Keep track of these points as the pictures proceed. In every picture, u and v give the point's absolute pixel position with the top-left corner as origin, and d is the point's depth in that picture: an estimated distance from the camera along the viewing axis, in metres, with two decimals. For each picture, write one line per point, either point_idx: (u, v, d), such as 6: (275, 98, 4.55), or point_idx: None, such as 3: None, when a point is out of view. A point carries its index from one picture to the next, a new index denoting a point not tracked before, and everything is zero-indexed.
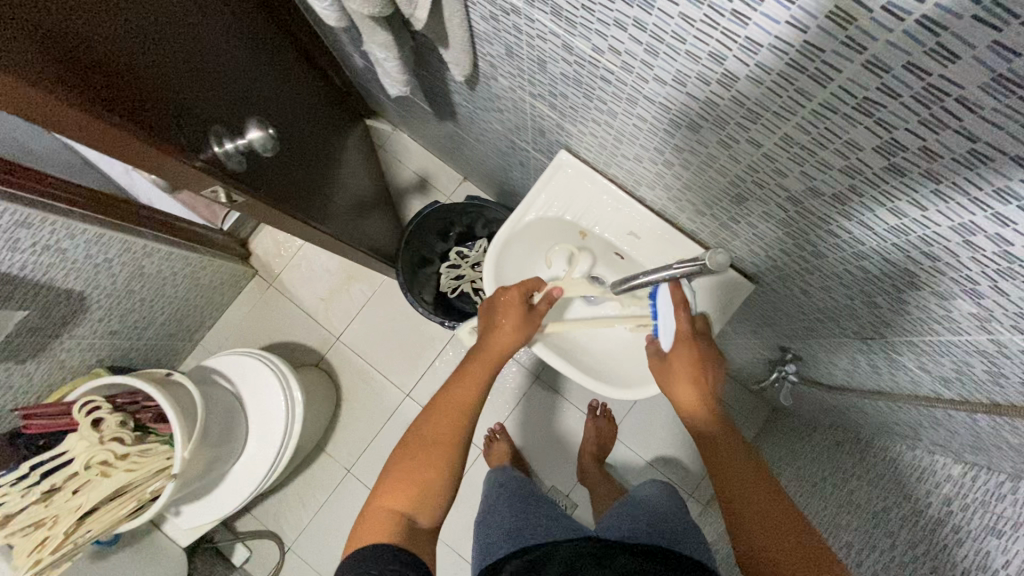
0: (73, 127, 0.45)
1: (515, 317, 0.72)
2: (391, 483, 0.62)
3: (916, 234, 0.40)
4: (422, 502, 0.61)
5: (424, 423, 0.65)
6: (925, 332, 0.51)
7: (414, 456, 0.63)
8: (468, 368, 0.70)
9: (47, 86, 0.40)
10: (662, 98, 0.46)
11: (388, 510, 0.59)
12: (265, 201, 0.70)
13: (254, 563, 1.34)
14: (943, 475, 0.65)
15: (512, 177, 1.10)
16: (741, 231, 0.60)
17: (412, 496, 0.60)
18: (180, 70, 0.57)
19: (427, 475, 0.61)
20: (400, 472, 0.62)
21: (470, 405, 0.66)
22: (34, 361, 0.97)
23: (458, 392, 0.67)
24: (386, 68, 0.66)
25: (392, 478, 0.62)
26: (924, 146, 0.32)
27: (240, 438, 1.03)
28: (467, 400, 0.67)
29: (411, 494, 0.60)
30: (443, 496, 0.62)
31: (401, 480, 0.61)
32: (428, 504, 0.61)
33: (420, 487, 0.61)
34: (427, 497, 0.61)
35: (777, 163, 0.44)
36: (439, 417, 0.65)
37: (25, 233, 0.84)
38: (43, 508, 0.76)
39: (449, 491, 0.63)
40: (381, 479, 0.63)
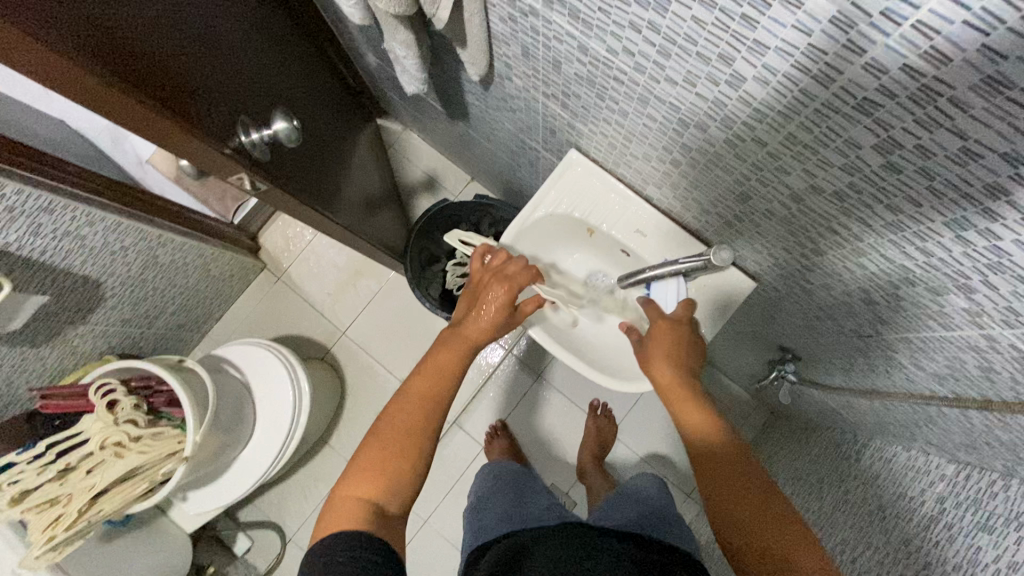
0: (109, 108, 0.47)
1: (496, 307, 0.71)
2: (359, 471, 0.62)
3: (912, 231, 0.42)
4: (391, 491, 0.61)
5: (393, 413, 0.65)
6: (921, 328, 0.53)
7: (383, 446, 0.63)
8: (440, 354, 0.69)
9: (87, 67, 0.43)
10: (672, 98, 0.49)
11: (355, 499, 0.60)
12: (284, 190, 0.72)
13: (255, 554, 1.35)
14: (937, 474, 0.67)
15: (520, 176, 1.12)
16: (745, 230, 0.63)
17: (381, 486, 0.61)
18: (210, 62, 0.59)
19: (394, 467, 0.62)
20: (369, 462, 0.62)
21: (440, 399, 0.67)
22: (48, 345, 0.99)
23: (430, 384, 0.67)
24: (405, 66, 0.68)
25: (361, 466, 0.62)
26: (920, 143, 0.35)
27: (248, 426, 1.05)
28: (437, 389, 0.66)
29: (379, 484, 0.61)
30: (410, 488, 0.62)
31: (370, 469, 0.61)
32: (394, 495, 0.61)
33: (389, 477, 0.61)
34: (393, 486, 0.61)
35: (781, 161, 0.46)
36: (409, 405, 0.65)
37: (47, 219, 0.86)
38: (57, 487, 0.78)
39: (416, 483, 0.63)
40: (351, 466, 0.63)
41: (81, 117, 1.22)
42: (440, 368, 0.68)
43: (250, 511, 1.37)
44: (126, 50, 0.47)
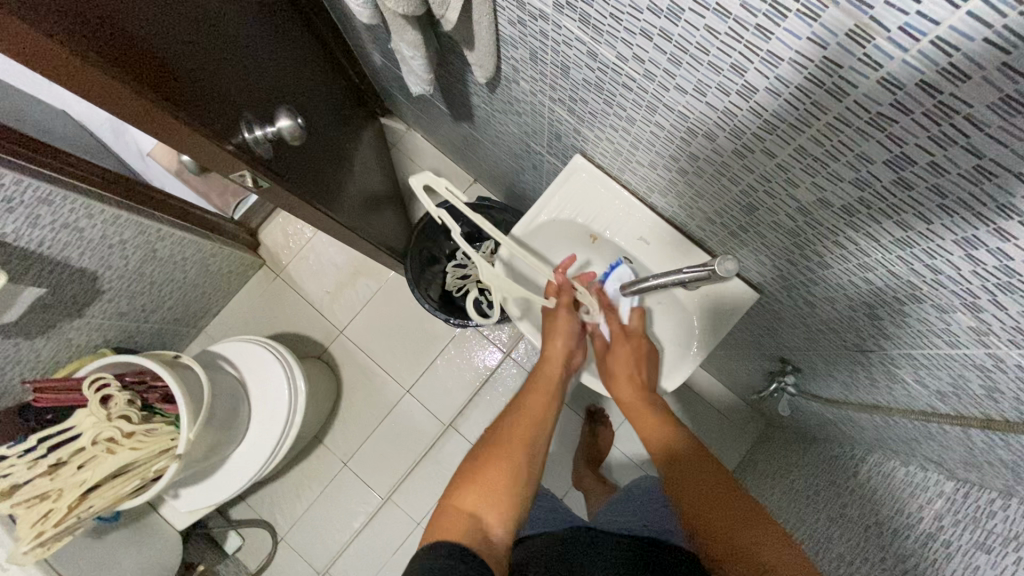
0: (111, 100, 0.47)
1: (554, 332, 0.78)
2: (463, 488, 0.62)
3: (921, 247, 0.41)
4: (490, 506, 0.59)
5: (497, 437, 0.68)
6: (925, 345, 0.52)
7: (485, 462, 0.64)
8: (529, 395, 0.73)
9: (90, 58, 0.42)
10: (681, 106, 0.48)
11: (459, 513, 0.58)
12: (287, 188, 0.71)
13: (246, 552, 1.34)
14: (935, 490, 0.66)
15: (523, 180, 1.11)
16: (749, 241, 0.62)
17: (484, 500, 0.60)
18: (214, 56, 0.59)
19: (495, 483, 0.61)
20: (473, 478, 0.62)
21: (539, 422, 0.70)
22: (43, 338, 0.98)
23: (528, 409, 0.71)
24: (412, 66, 0.68)
25: (464, 482, 0.62)
26: (933, 160, 0.34)
27: (242, 424, 1.04)
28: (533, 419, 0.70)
29: (482, 496, 0.60)
30: (512, 511, 0.60)
31: (473, 482, 0.62)
32: (494, 511, 0.59)
33: (491, 491, 0.61)
34: (494, 500, 0.60)
35: (790, 173, 0.46)
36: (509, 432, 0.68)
37: (45, 210, 0.85)
38: (49, 481, 0.77)
39: (519, 506, 0.61)
40: (453, 484, 0.63)
41: (83, 108, 1.22)
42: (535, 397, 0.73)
43: (242, 509, 1.36)
44: (130, 43, 0.46)
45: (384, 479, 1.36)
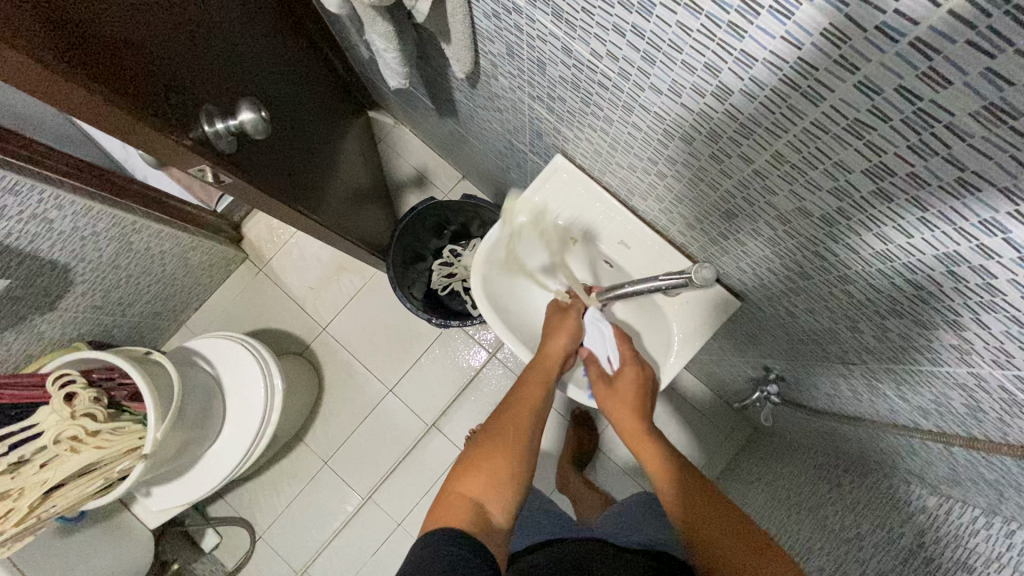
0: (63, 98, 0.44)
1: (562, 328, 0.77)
2: (466, 471, 0.61)
3: (902, 262, 0.39)
4: (494, 494, 0.59)
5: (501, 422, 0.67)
6: (907, 360, 0.50)
7: (489, 450, 0.63)
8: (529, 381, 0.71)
9: (36, 54, 0.40)
10: (657, 107, 0.46)
11: (462, 499, 0.58)
12: (254, 183, 0.69)
13: (223, 550, 1.32)
14: (917, 505, 0.65)
15: (509, 178, 1.09)
16: (730, 248, 0.60)
17: (485, 487, 0.60)
18: (175, 45, 0.56)
19: (495, 470, 0.61)
20: (473, 464, 0.62)
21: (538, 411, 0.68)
22: (12, 331, 0.95)
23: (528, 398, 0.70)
24: (387, 60, 0.65)
25: (463, 468, 0.62)
26: (912, 172, 0.32)
27: (216, 422, 1.02)
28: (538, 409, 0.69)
29: (483, 484, 0.60)
30: (512, 498, 0.60)
31: (474, 469, 0.61)
32: (495, 497, 0.59)
33: (491, 478, 0.60)
34: (495, 488, 0.60)
35: (767, 180, 0.44)
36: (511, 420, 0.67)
37: (13, 200, 0.83)
38: (9, 479, 0.74)
39: (519, 494, 0.61)
40: (453, 471, 0.62)
41: None
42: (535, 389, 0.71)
43: (220, 506, 1.34)
44: (83, 38, 0.44)
45: (365, 479, 1.34)
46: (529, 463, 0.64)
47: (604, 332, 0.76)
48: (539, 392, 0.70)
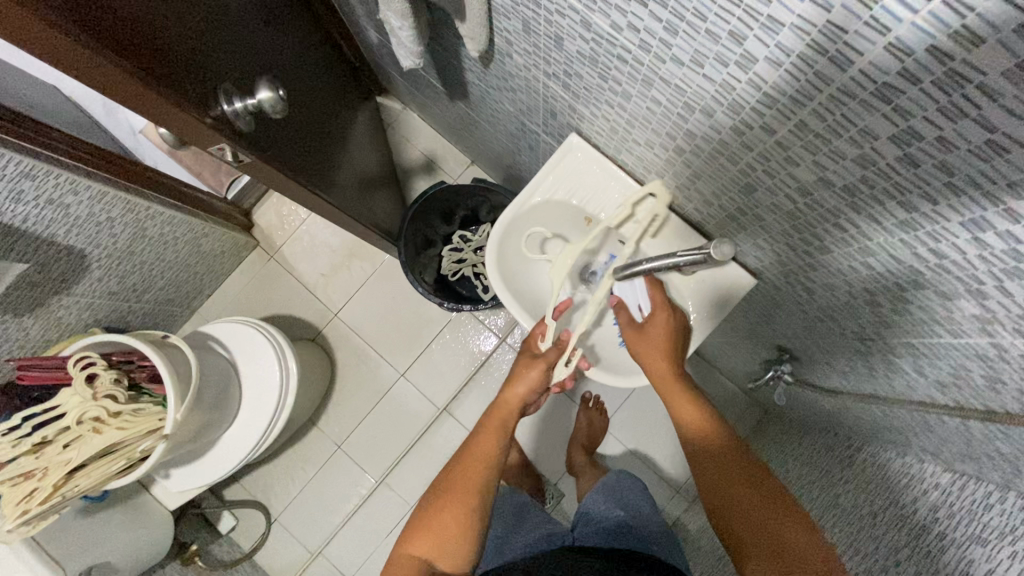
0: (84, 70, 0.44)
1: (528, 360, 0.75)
2: (417, 529, 0.67)
3: (926, 230, 0.39)
4: (442, 552, 0.65)
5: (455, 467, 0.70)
6: (926, 333, 0.51)
7: (441, 504, 0.67)
8: (485, 429, 0.72)
9: (59, 25, 0.40)
10: (678, 79, 0.46)
11: (414, 559, 0.65)
12: (270, 163, 0.69)
13: (240, 532, 1.34)
14: (931, 482, 0.65)
15: (520, 161, 1.09)
16: (749, 224, 0.60)
17: (436, 546, 0.65)
18: (193, 23, 0.56)
19: (444, 528, 0.65)
20: (426, 522, 0.67)
21: (493, 463, 0.69)
22: (31, 316, 0.97)
23: (481, 445, 0.70)
24: (401, 38, 0.65)
25: (417, 525, 0.67)
26: (941, 136, 0.32)
27: (233, 405, 1.03)
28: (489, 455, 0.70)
29: (432, 544, 0.65)
30: (463, 551, 0.65)
31: (426, 530, 0.66)
32: (446, 553, 0.65)
33: (442, 538, 0.65)
34: (447, 547, 0.65)
35: (789, 151, 0.44)
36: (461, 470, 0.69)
37: (29, 185, 0.84)
38: (32, 460, 0.77)
39: (474, 545, 0.66)
40: (410, 527, 0.68)
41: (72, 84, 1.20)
42: (486, 442, 0.71)
43: (236, 489, 1.36)
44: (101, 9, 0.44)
45: (378, 462, 1.35)
46: (485, 509, 0.67)
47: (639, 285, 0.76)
48: (494, 446, 0.70)
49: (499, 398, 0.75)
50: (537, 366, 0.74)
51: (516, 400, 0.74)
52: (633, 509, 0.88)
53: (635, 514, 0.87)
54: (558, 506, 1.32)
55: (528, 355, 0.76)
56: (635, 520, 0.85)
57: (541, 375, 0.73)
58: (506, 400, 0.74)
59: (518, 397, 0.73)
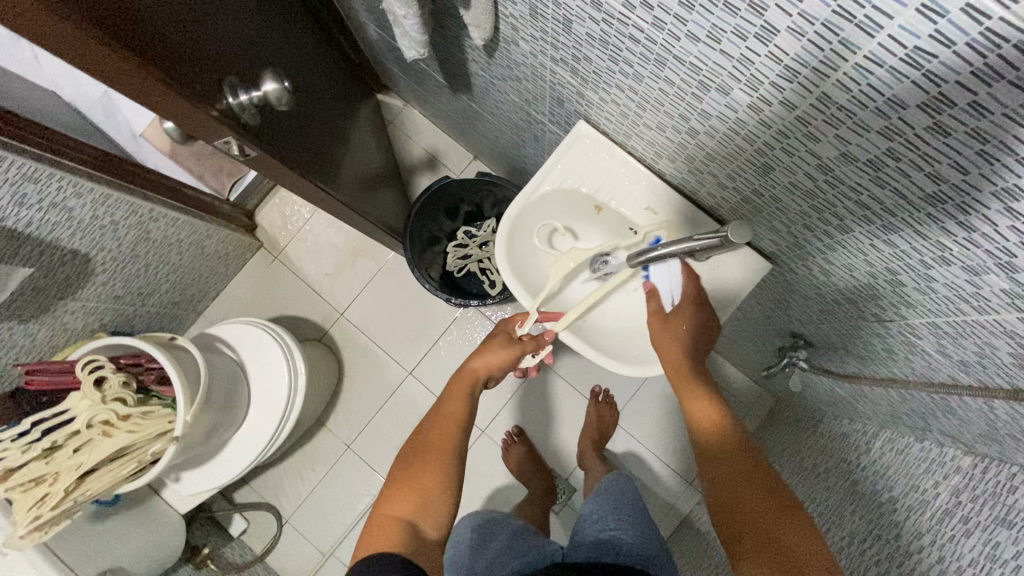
0: (87, 57, 0.43)
1: (498, 340, 0.82)
2: (392, 493, 0.66)
3: (954, 203, 0.38)
4: (423, 509, 0.65)
5: (425, 434, 0.73)
6: (950, 312, 0.50)
7: (416, 468, 0.68)
8: (450, 398, 0.76)
9: (60, 9, 0.39)
10: (693, 57, 0.44)
11: (393, 518, 0.63)
12: (275, 157, 0.68)
13: (251, 535, 1.33)
14: (952, 465, 0.63)
15: (524, 153, 1.08)
16: (764, 207, 0.59)
17: (416, 504, 0.65)
18: (195, 14, 0.55)
19: (423, 485, 0.66)
20: (404, 482, 0.67)
21: (462, 422, 0.73)
22: (37, 322, 0.96)
23: (449, 410, 0.75)
24: (405, 27, 0.64)
25: (396, 488, 0.67)
26: (975, 101, 0.31)
27: (242, 406, 1.02)
28: (458, 417, 0.74)
29: (414, 502, 0.65)
30: (443, 506, 0.66)
31: (405, 489, 0.66)
32: (426, 510, 0.65)
33: (421, 495, 0.66)
34: (427, 505, 0.65)
35: (811, 126, 0.43)
36: (431, 434, 0.72)
37: (32, 188, 0.83)
38: (44, 465, 0.76)
39: (450, 503, 0.67)
40: (385, 492, 0.68)
41: (72, 88, 1.19)
42: (452, 409, 0.75)
43: (247, 492, 1.35)
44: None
45: (387, 461, 1.35)
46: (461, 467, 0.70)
47: (673, 273, 0.75)
48: (461, 408, 0.75)
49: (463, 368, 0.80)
50: (508, 349, 0.80)
51: (481, 369, 0.79)
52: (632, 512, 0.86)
53: (636, 517, 0.85)
54: (570, 500, 1.31)
55: (501, 336, 0.82)
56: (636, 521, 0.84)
57: (511, 355, 0.80)
58: (472, 370, 0.79)
59: (486, 367, 0.79)
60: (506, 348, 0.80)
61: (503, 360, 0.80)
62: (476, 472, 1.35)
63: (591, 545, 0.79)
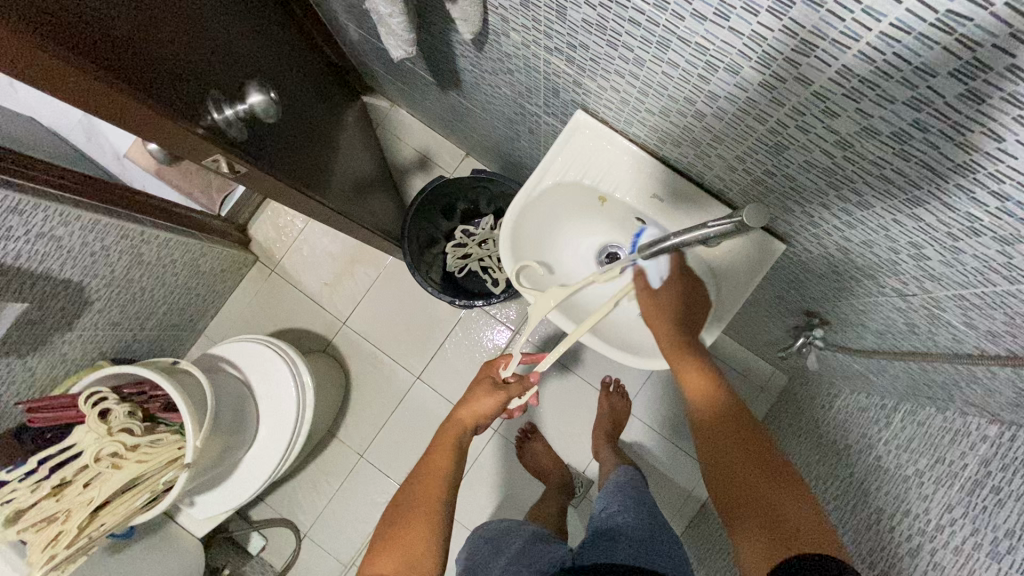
0: (48, 77, 0.40)
1: (483, 388, 0.80)
2: (377, 552, 0.65)
3: (986, 171, 0.36)
4: (411, 567, 0.62)
5: (412, 484, 0.71)
6: (978, 283, 0.48)
7: (401, 524, 0.66)
8: (436, 446, 0.74)
9: (13, 25, 0.36)
10: (700, 37, 0.42)
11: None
12: (266, 171, 0.66)
13: (270, 552, 1.32)
14: (978, 435, 0.61)
15: (518, 146, 1.05)
16: (776, 185, 0.57)
17: (402, 561, 0.63)
18: (168, 26, 0.52)
19: (408, 543, 0.64)
20: (392, 538, 0.65)
21: (449, 472, 0.71)
22: (35, 356, 0.94)
23: (433, 461, 0.72)
24: (390, 26, 0.61)
25: (381, 543, 0.65)
26: (1013, 64, 0.29)
27: (252, 425, 1.01)
28: (445, 468, 0.71)
29: (397, 560, 0.63)
30: (431, 560, 0.63)
31: (388, 548, 0.64)
32: (413, 568, 0.62)
33: (407, 552, 0.63)
34: (411, 562, 0.63)
35: (830, 102, 0.41)
36: (416, 488, 0.70)
37: (17, 221, 0.80)
38: (55, 502, 0.74)
39: (437, 558, 0.64)
40: (373, 547, 0.66)
41: (52, 114, 1.16)
42: (437, 462, 0.72)
43: (262, 509, 1.34)
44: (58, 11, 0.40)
45: (401, 468, 1.33)
46: (450, 516, 0.68)
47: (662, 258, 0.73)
48: (449, 458, 0.72)
49: (451, 418, 0.79)
50: (495, 395, 0.79)
51: (469, 417, 0.78)
52: (653, 508, 0.85)
53: (656, 512, 0.84)
54: (588, 494, 1.30)
55: (488, 381, 0.81)
56: (660, 516, 0.82)
57: (497, 401, 0.79)
58: (459, 419, 0.78)
59: (473, 416, 0.78)
60: (491, 394, 0.79)
61: (490, 410, 0.79)
62: (490, 472, 1.33)
63: (597, 540, 0.77)
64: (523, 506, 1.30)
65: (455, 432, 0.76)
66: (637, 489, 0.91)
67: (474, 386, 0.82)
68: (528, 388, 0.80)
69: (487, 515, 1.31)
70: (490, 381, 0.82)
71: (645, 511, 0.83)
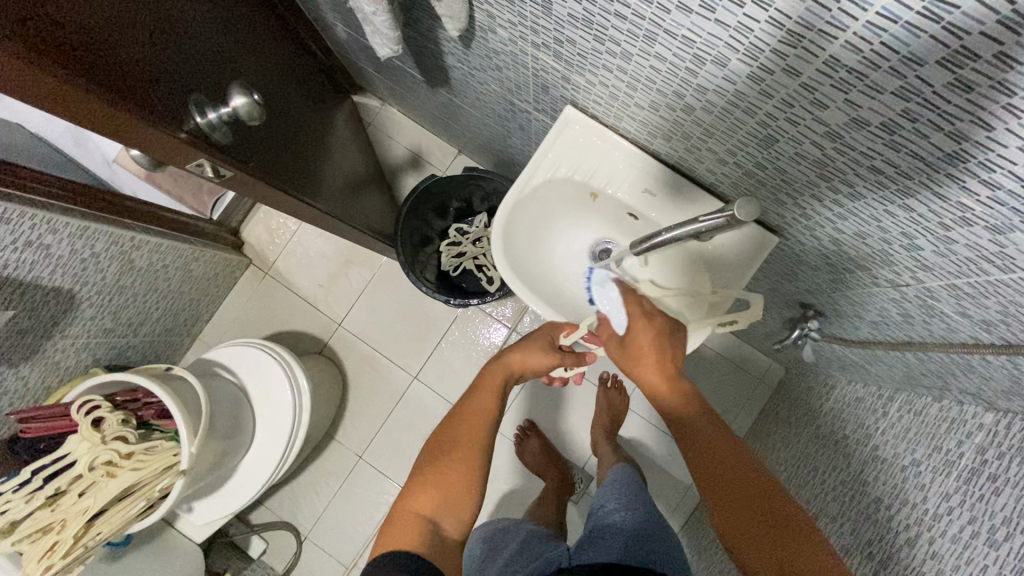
0: (16, 80, 0.39)
1: (545, 341, 0.76)
2: (417, 486, 0.64)
3: (977, 160, 0.36)
4: (447, 509, 0.62)
5: (457, 420, 0.69)
6: (972, 271, 0.47)
7: (443, 460, 0.65)
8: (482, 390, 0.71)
9: None
10: (686, 30, 0.42)
11: (414, 514, 0.62)
12: (253, 173, 0.65)
13: (271, 555, 1.32)
14: (974, 424, 0.61)
15: (510, 144, 1.04)
16: (768, 178, 0.57)
17: (439, 501, 0.62)
18: (148, 30, 0.52)
19: (449, 483, 0.63)
20: (429, 478, 0.64)
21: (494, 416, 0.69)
22: (28, 365, 0.93)
23: (476, 404, 0.70)
24: (375, 25, 0.60)
25: (419, 478, 0.65)
26: (1001, 51, 0.29)
27: (248, 430, 1.00)
28: (489, 410, 0.69)
29: (436, 500, 0.62)
30: (470, 505, 0.63)
31: (426, 487, 0.64)
32: (453, 510, 0.62)
33: (445, 492, 0.63)
34: (450, 505, 0.62)
35: (819, 92, 0.40)
36: (463, 422, 0.68)
37: (4, 230, 0.79)
38: (50, 513, 0.74)
39: (476, 504, 0.64)
40: (411, 480, 0.66)
41: (38, 120, 1.15)
42: (481, 405, 0.69)
43: (262, 512, 1.33)
44: (31, 15, 0.39)
45: (401, 467, 1.33)
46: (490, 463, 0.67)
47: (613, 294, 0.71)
48: (492, 401, 0.70)
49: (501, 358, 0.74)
50: (553, 353, 0.75)
51: (520, 364, 0.74)
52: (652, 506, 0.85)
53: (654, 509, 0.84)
54: (588, 490, 1.30)
55: (548, 337, 0.77)
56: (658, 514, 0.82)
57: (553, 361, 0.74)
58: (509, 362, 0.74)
59: (524, 363, 0.73)
60: (548, 350, 0.74)
61: (544, 365, 0.74)
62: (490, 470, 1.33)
63: (594, 541, 0.76)
64: (523, 503, 1.30)
65: (501, 376, 0.72)
66: (635, 488, 0.90)
67: (535, 335, 0.78)
68: (584, 364, 0.75)
69: (487, 514, 1.31)
70: (553, 339, 0.77)
71: (643, 508, 0.83)
